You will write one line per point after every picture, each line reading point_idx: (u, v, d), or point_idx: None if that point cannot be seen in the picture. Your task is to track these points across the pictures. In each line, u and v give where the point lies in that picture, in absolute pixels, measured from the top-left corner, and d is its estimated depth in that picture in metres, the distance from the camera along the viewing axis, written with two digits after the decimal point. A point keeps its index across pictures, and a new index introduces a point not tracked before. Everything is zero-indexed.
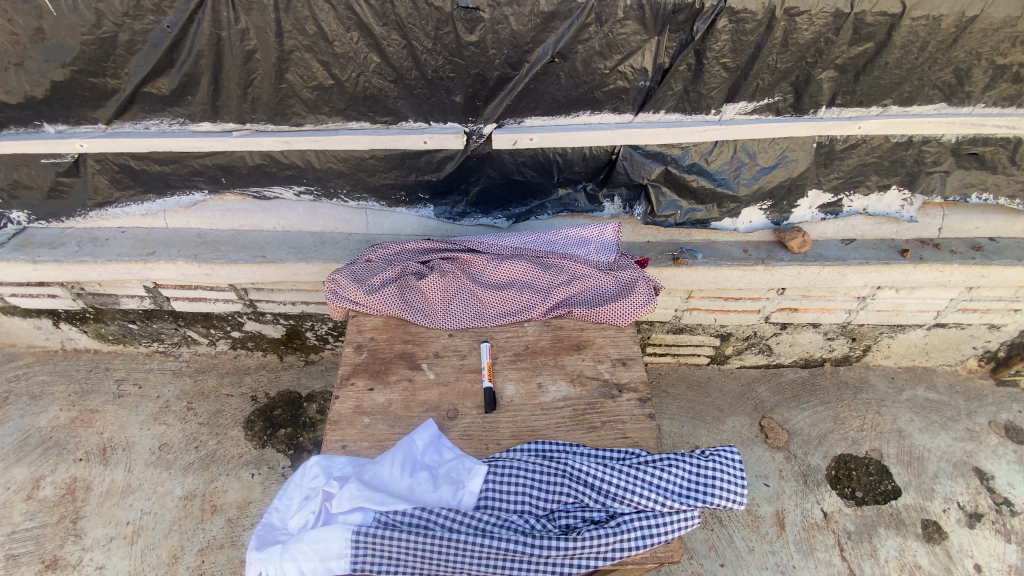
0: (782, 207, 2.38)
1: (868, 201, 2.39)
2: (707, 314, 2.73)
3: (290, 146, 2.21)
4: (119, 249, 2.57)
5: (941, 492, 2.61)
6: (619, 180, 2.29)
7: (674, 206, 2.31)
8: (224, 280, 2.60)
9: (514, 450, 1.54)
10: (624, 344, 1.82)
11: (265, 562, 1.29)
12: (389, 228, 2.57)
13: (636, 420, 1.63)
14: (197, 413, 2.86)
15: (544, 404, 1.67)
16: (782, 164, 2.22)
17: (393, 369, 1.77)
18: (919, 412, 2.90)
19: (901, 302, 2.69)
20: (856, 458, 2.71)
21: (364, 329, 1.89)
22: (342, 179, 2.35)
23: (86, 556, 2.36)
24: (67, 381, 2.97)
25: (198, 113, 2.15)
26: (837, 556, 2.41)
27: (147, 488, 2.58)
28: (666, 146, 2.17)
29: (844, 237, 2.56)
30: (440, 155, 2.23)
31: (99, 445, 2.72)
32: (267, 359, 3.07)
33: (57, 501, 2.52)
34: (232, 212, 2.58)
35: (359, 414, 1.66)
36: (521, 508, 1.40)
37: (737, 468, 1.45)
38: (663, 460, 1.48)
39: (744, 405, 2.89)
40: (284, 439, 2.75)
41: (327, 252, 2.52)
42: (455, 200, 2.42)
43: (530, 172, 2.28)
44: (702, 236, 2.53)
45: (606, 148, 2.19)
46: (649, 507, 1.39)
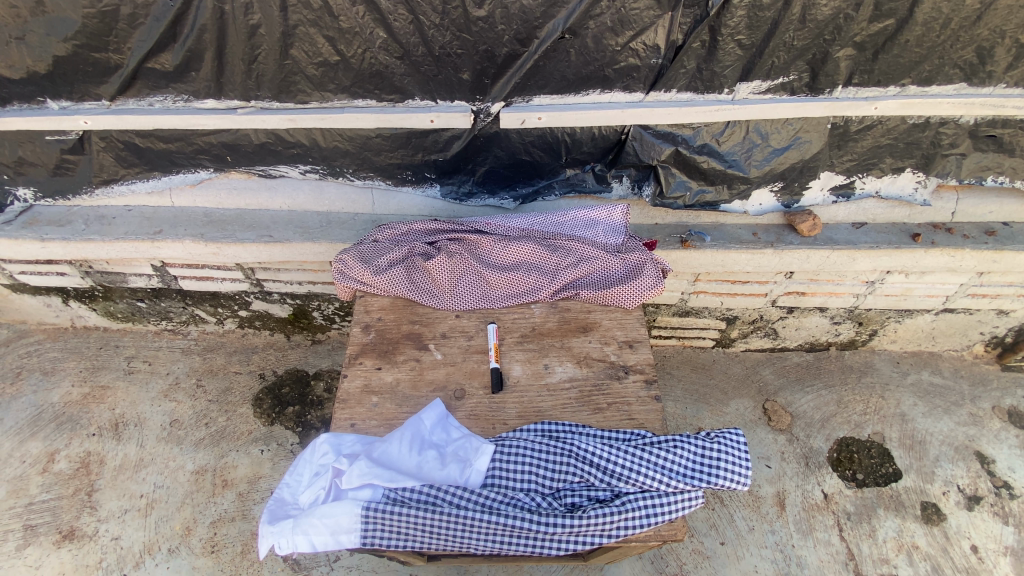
0: (793, 189, 2.34)
1: (881, 184, 2.36)
2: (714, 297, 2.72)
3: (295, 123, 2.18)
4: (125, 228, 2.57)
5: (941, 475, 2.63)
6: (627, 161, 2.24)
7: (683, 187, 2.27)
8: (231, 259, 2.60)
9: (520, 430, 1.55)
10: (630, 326, 1.81)
11: (277, 536, 1.33)
12: (395, 208, 2.55)
13: (642, 402, 1.62)
14: (206, 390, 2.90)
15: (550, 385, 1.67)
16: (794, 145, 2.18)
17: (400, 349, 1.78)
18: (922, 396, 2.91)
19: (910, 287, 2.66)
20: (858, 442, 2.73)
21: (371, 310, 1.89)
22: (347, 158, 2.32)
23: (101, 527, 2.43)
24: (78, 358, 3.02)
25: (202, 90, 2.13)
26: (835, 536, 2.45)
27: (159, 463, 2.64)
28: (677, 126, 2.12)
29: (854, 221, 2.52)
30: (446, 134, 2.20)
31: (111, 420, 2.77)
32: (275, 338, 3.10)
33: (71, 474, 2.58)
34: (238, 190, 2.57)
35: (367, 394, 1.67)
36: (526, 486, 1.41)
37: (742, 449, 1.44)
38: (670, 442, 1.46)
39: (748, 387, 2.90)
40: (292, 417, 2.80)
41: (332, 232, 2.51)
42: (461, 180, 2.39)
43: (538, 152, 2.25)
44: (711, 218, 2.49)
45: (615, 128, 2.14)
46: (654, 487, 1.39)
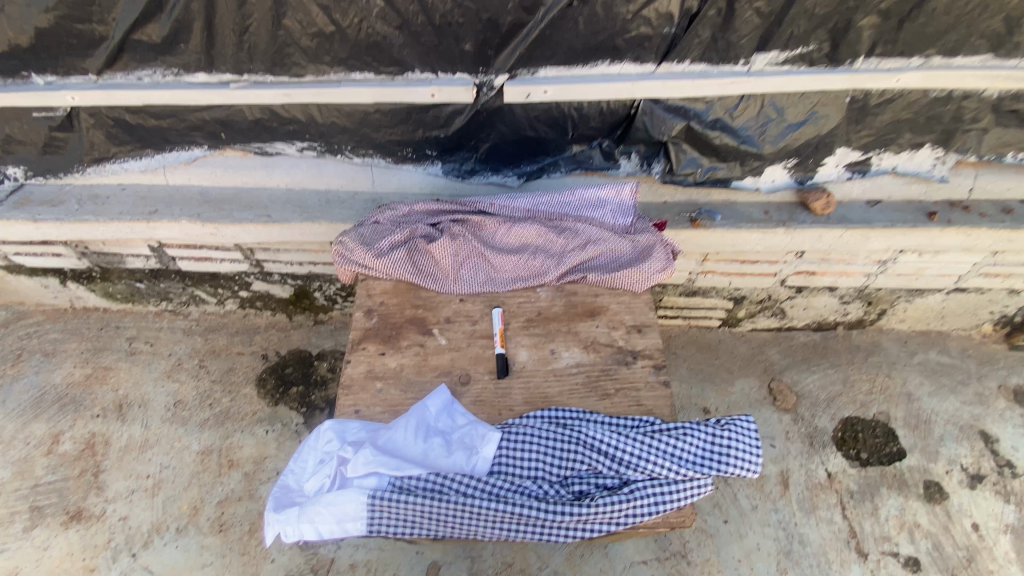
0: (807, 166, 2.26)
1: (898, 160, 2.28)
2: (722, 277, 2.67)
3: (290, 98, 2.10)
4: (120, 208, 2.52)
5: (944, 454, 2.64)
6: (637, 137, 2.15)
7: (694, 164, 2.19)
8: (229, 240, 2.55)
9: (528, 417, 1.52)
10: (639, 310, 1.77)
11: (283, 523, 1.32)
12: (395, 186, 2.48)
13: (651, 387, 1.59)
14: (209, 370, 2.90)
15: (557, 370, 1.64)
16: (810, 120, 2.09)
17: (404, 334, 1.74)
18: (928, 375, 2.89)
19: (923, 267, 2.61)
20: (863, 421, 2.73)
21: (374, 294, 1.85)
22: (346, 135, 2.24)
23: (108, 508, 2.46)
24: (79, 339, 3.00)
25: (193, 63, 2.04)
26: (838, 514, 2.47)
27: (165, 443, 2.65)
28: (689, 100, 2.02)
29: (869, 199, 2.45)
30: (447, 109, 2.10)
31: (114, 401, 2.78)
32: (277, 319, 3.07)
33: (77, 455, 2.61)
34: (234, 168, 2.49)
35: (371, 379, 1.64)
36: (534, 474, 1.39)
37: (753, 437, 1.40)
38: (679, 429, 1.43)
39: (754, 367, 2.89)
40: (296, 397, 2.80)
41: (332, 212, 2.45)
42: (464, 157, 2.30)
43: (543, 128, 2.15)
44: (723, 196, 2.41)
45: (625, 101, 2.04)
46: (662, 475, 1.37)
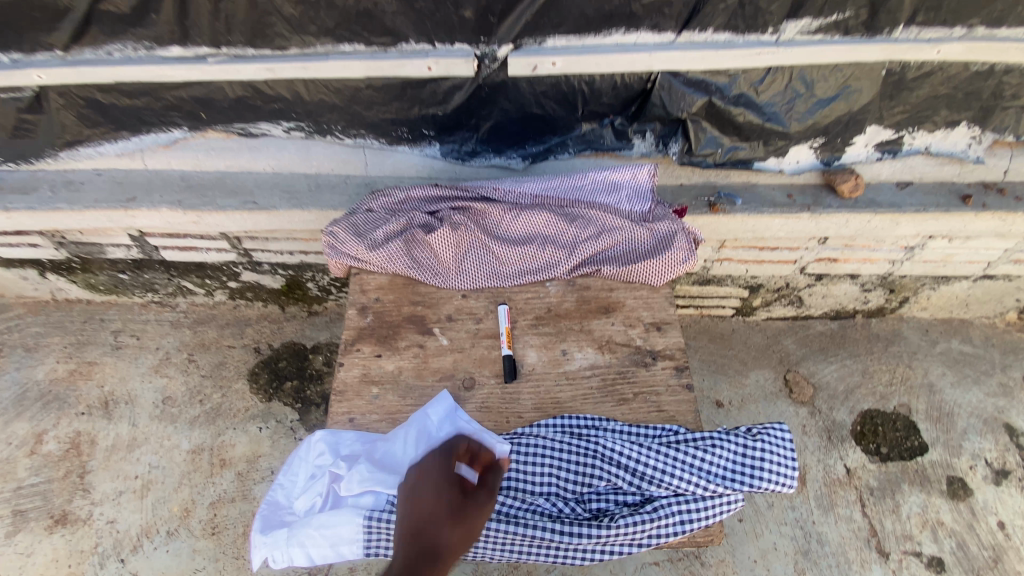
0: (835, 145, 2.09)
1: (931, 139, 2.10)
2: (739, 265, 2.52)
3: (274, 74, 1.91)
4: (96, 195, 2.35)
5: (968, 449, 2.53)
6: (653, 114, 1.97)
7: (714, 144, 2.01)
8: (213, 228, 2.39)
9: (538, 426, 1.39)
10: (658, 306, 1.63)
11: (271, 548, 1.21)
12: (390, 169, 2.30)
13: (672, 392, 1.46)
14: (198, 365, 2.76)
15: (569, 373, 1.50)
16: (841, 95, 1.91)
17: (401, 334, 1.60)
18: (951, 365, 2.76)
19: (951, 253, 2.47)
20: (883, 414, 2.61)
21: (368, 290, 1.70)
22: (336, 114, 2.06)
23: (95, 511, 2.37)
24: (62, 333, 2.86)
25: (166, 36, 1.86)
26: (857, 512, 2.37)
27: (154, 442, 2.54)
28: (711, 73, 1.84)
29: (898, 180, 2.28)
30: (446, 84, 1.92)
31: (100, 399, 2.66)
32: (268, 310, 2.92)
33: (62, 456, 2.50)
34: (217, 151, 2.31)
35: (366, 384, 1.51)
36: (547, 490, 1.27)
37: (788, 448, 1.28)
38: (707, 440, 1.30)
39: (769, 358, 2.75)
40: (290, 393, 2.67)
41: (323, 198, 2.29)
42: (464, 138, 2.12)
43: (551, 104, 1.97)
44: (743, 178, 2.24)
45: (640, 75, 1.86)
46: (688, 490, 1.24)
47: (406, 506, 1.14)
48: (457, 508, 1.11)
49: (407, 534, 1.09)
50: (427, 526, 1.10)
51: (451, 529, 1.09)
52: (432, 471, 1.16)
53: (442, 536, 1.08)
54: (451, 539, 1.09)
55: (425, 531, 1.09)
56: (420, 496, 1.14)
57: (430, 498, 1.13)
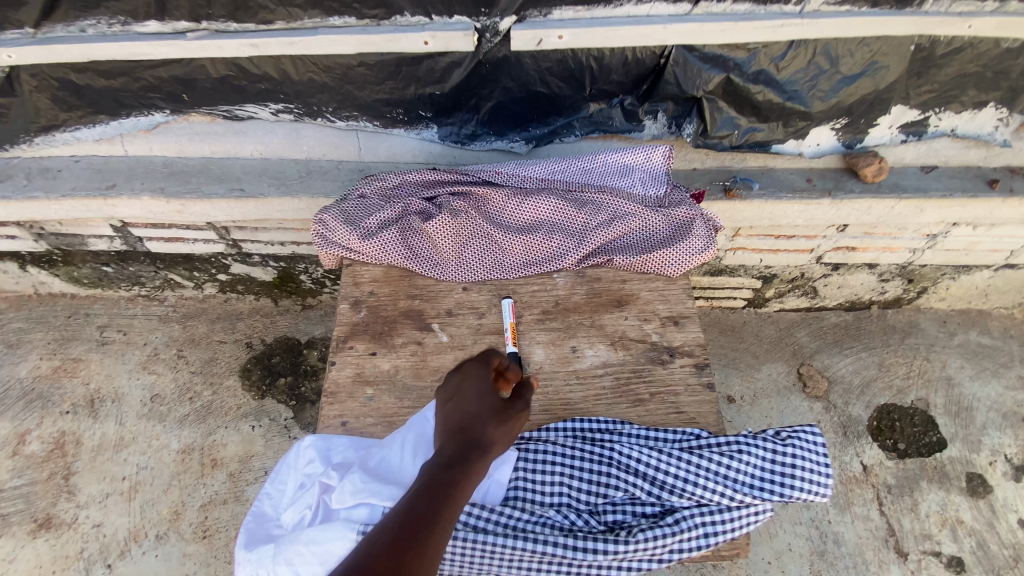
0: (857, 127, 1.97)
1: (958, 121, 1.98)
2: (753, 254, 2.41)
3: (258, 50, 1.78)
4: (73, 183, 2.22)
5: (988, 444, 2.42)
6: (666, 92, 1.84)
7: (731, 125, 1.89)
8: (199, 218, 2.26)
9: (547, 429, 1.29)
10: (674, 299, 1.53)
11: (256, 565, 1.11)
12: (385, 154, 2.17)
13: (692, 391, 1.36)
14: (188, 361, 2.64)
15: (580, 372, 1.40)
16: (868, 72, 1.78)
17: (398, 331, 1.50)
18: (970, 358, 2.64)
19: (975, 241, 2.37)
20: (901, 408, 2.50)
21: (361, 282, 1.59)
22: (326, 94, 1.93)
23: (81, 514, 2.27)
24: (45, 329, 2.74)
25: (142, 10, 1.73)
26: (874, 511, 2.28)
27: (142, 442, 2.43)
28: (729, 47, 1.71)
29: (923, 164, 2.16)
30: (444, 60, 1.79)
31: (85, 397, 2.55)
32: (260, 304, 2.80)
33: (46, 457, 2.40)
34: (202, 136, 2.18)
35: (360, 385, 1.41)
36: (558, 500, 1.17)
37: (821, 454, 1.18)
38: (732, 446, 1.20)
39: (782, 351, 2.64)
40: (284, 389, 2.56)
41: (314, 184, 2.16)
42: (464, 119, 1.99)
43: (556, 82, 1.84)
44: (760, 162, 2.12)
45: (653, 49, 1.73)
46: (713, 501, 1.14)
47: (447, 412, 1.16)
48: (500, 406, 1.15)
49: (450, 431, 1.10)
50: (470, 423, 1.11)
51: (495, 425, 1.11)
52: (470, 379, 1.21)
53: (487, 429, 1.10)
54: (494, 435, 1.10)
55: (470, 426, 1.10)
56: (462, 401, 1.17)
57: (472, 399, 1.16)
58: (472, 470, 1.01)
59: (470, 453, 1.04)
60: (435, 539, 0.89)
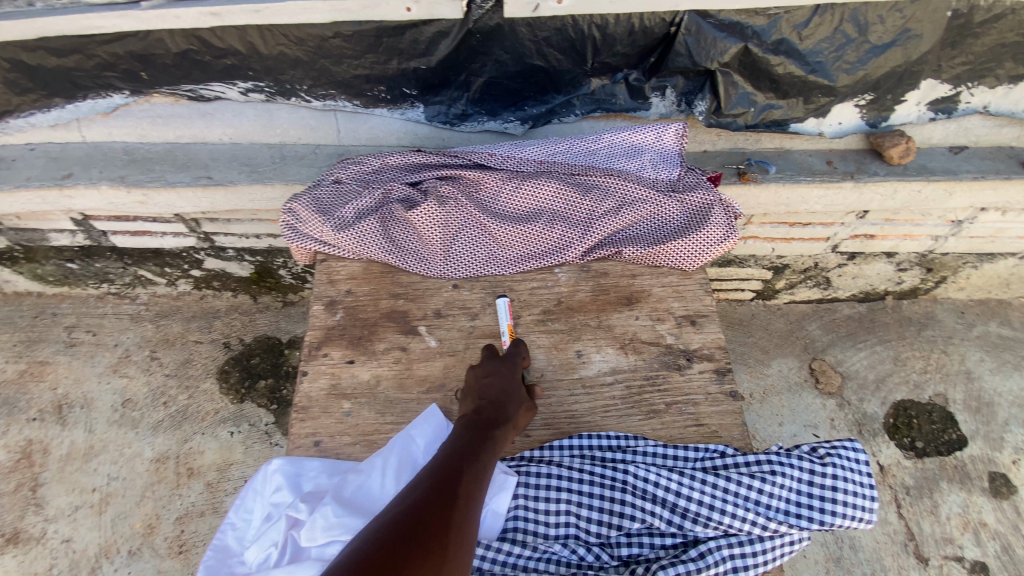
0: (883, 103, 1.81)
1: (992, 97, 1.81)
2: (765, 243, 2.27)
3: (221, 19, 1.59)
4: (27, 173, 2.03)
5: (1011, 442, 2.28)
6: (676, 65, 1.66)
7: (747, 101, 1.72)
8: (165, 210, 2.07)
9: (549, 449, 1.18)
10: (689, 296, 1.39)
11: None
12: (367, 137, 1.99)
13: (713, 401, 1.24)
14: (161, 363, 2.46)
15: (586, 380, 1.28)
16: (899, 41, 1.61)
17: (379, 335, 1.35)
18: (990, 350, 2.50)
19: (1002, 227, 2.24)
20: (917, 404, 2.35)
21: (338, 281, 1.43)
22: (299, 70, 1.74)
23: (49, 528, 2.10)
24: (10, 330, 2.55)
25: None
26: (893, 514, 2.13)
27: (113, 450, 2.27)
28: (747, 13, 1.54)
29: (951, 145, 2.00)
30: (429, 30, 1.60)
31: (53, 403, 2.37)
32: (239, 301, 2.62)
33: (11, 467, 2.22)
34: (165, 119, 1.99)
35: (337, 398, 1.26)
36: (568, 533, 1.08)
37: (863, 475, 1.09)
38: (764, 468, 1.11)
39: (793, 345, 2.49)
40: (265, 393, 2.39)
41: (290, 171, 1.97)
42: (452, 97, 1.81)
43: (554, 54, 1.66)
44: (776, 144, 1.96)
45: (663, 15, 1.55)
46: (741, 531, 1.06)
47: (480, 387, 1.17)
48: (527, 396, 1.18)
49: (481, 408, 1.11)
50: (501, 403, 1.13)
51: (521, 411, 1.15)
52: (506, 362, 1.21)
53: (515, 412, 1.13)
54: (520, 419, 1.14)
55: (501, 404, 1.13)
56: (492, 381, 1.17)
57: (508, 382, 1.17)
58: (504, 437, 1.07)
59: (502, 423, 1.09)
60: (473, 482, 0.96)
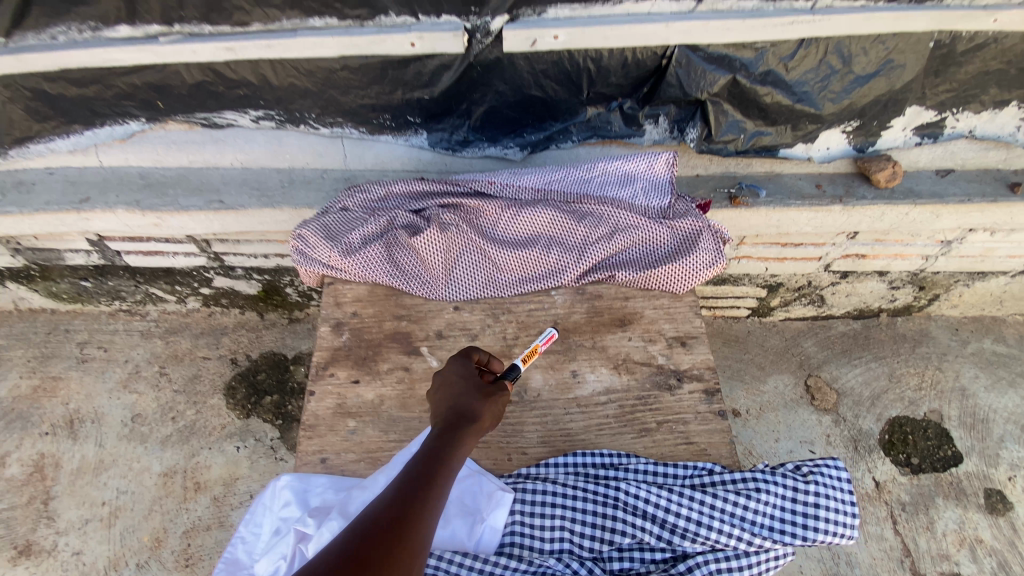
0: (869, 129, 1.87)
1: (977, 121, 1.88)
2: (758, 262, 2.33)
3: (235, 54, 1.68)
4: (47, 197, 2.11)
5: (1006, 458, 2.30)
6: (668, 95, 1.74)
7: (737, 128, 1.79)
8: (178, 231, 2.15)
9: (544, 466, 1.24)
10: (680, 318, 1.45)
11: None
12: (372, 162, 2.07)
13: (702, 419, 1.29)
14: (170, 379, 2.52)
15: (581, 400, 1.33)
16: (883, 71, 1.68)
17: (383, 356, 1.41)
18: (985, 367, 2.53)
19: (992, 247, 2.29)
20: (913, 421, 2.38)
21: (344, 303, 1.50)
22: (308, 100, 1.82)
23: (60, 541, 2.15)
24: (25, 346, 2.63)
25: (111, 13, 1.63)
26: (889, 530, 2.15)
27: (122, 465, 2.32)
28: (735, 46, 1.61)
29: (938, 167, 2.06)
30: (432, 63, 1.68)
31: (65, 417, 2.43)
32: (246, 318, 2.69)
33: (24, 481, 2.28)
34: (179, 145, 2.07)
35: (342, 416, 1.31)
36: (561, 548, 1.13)
37: (844, 492, 1.14)
38: (749, 485, 1.15)
39: (788, 361, 2.53)
40: (270, 408, 2.44)
41: (298, 195, 2.05)
42: (454, 125, 1.88)
43: (551, 85, 1.74)
44: (767, 168, 2.03)
45: (655, 49, 1.63)
46: (728, 546, 1.10)
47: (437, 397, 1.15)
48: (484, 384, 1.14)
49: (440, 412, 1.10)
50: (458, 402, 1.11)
51: (480, 400, 1.11)
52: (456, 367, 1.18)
53: (472, 405, 1.10)
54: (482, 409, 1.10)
55: (457, 405, 1.11)
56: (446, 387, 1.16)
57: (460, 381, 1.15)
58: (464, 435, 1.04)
59: (460, 423, 1.06)
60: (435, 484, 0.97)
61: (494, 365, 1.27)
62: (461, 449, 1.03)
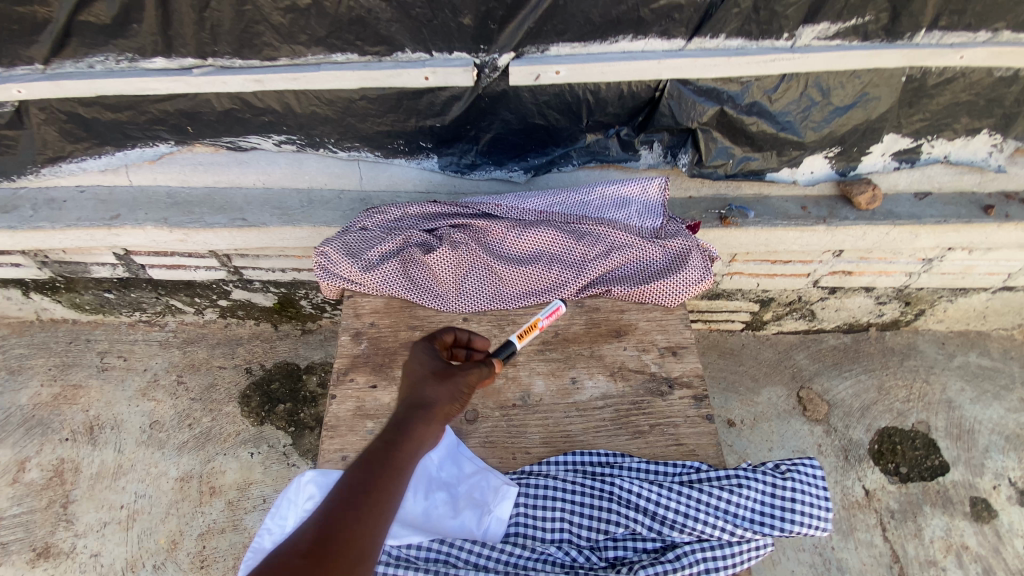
0: (851, 154, 2.00)
1: (951, 148, 2.01)
2: (749, 278, 2.45)
3: (261, 85, 1.83)
4: (78, 213, 2.24)
5: (991, 468, 2.39)
6: (661, 124, 1.88)
7: (726, 154, 1.92)
8: (201, 246, 2.29)
9: (547, 463, 1.34)
10: (672, 329, 1.57)
11: None
12: (386, 183, 2.21)
13: (691, 423, 1.40)
14: (187, 387, 2.64)
15: (580, 404, 1.44)
16: (858, 103, 1.83)
17: (398, 362, 1.52)
18: (970, 380, 2.63)
19: (971, 264, 2.42)
20: (901, 431, 2.48)
21: (362, 314, 1.62)
22: (328, 126, 1.97)
23: (79, 543, 2.24)
24: (47, 355, 2.74)
25: (149, 47, 1.77)
26: (879, 537, 2.23)
27: (140, 470, 2.42)
28: (722, 81, 1.76)
29: (917, 190, 2.19)
30: (444, 94, 1.84)
31: (85, 424, 2.54)
32: (261, 329, 2.81)
33: (45, 484, 2.38)
34: (204, 166, 2.21)
35: (361, 418, 1.43)
36: (561, 538, 1.23)
37: (820, 488, 1.24)
38: (732, 481, 1.26)
39: (781, 373, 2.63)
40: (283, 416, 2.55)
41: (316, 214, 2.19)
42: (463, 149, 2.03)
43: (553, 115, 1.89)
44: (755, 190, 2.16)
45: (649, 83, 1.78)
46: (713, 536, 1.20)
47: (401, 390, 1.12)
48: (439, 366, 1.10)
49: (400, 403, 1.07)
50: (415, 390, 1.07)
51: (434, 385, 1.07)
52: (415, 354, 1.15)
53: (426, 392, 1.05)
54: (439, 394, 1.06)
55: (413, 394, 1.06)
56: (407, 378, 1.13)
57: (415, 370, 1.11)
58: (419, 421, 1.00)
59: (414, 411, 1.02)
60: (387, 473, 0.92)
61: (477, 342, 1.32)
62: (416, 436, 0.98)
